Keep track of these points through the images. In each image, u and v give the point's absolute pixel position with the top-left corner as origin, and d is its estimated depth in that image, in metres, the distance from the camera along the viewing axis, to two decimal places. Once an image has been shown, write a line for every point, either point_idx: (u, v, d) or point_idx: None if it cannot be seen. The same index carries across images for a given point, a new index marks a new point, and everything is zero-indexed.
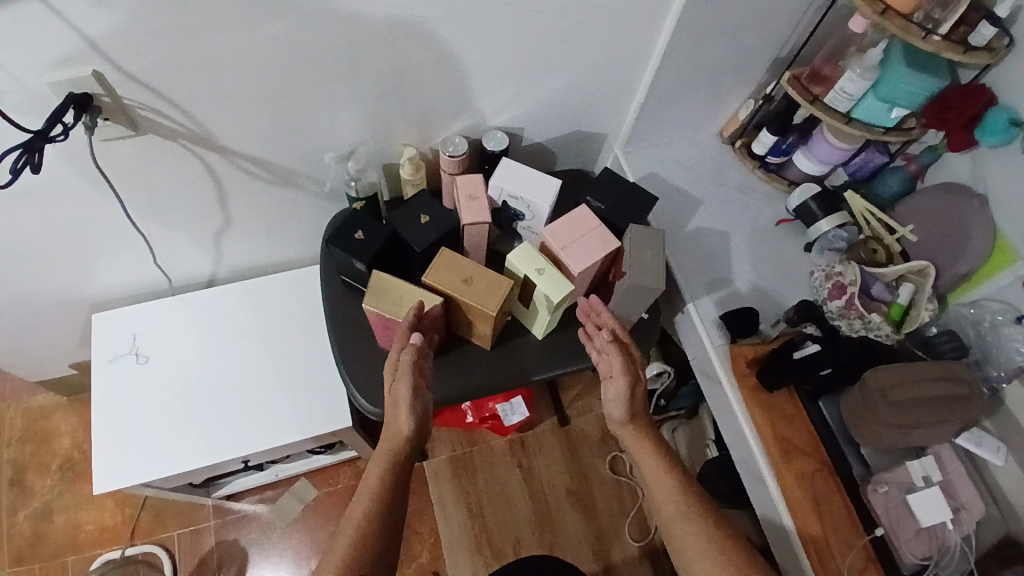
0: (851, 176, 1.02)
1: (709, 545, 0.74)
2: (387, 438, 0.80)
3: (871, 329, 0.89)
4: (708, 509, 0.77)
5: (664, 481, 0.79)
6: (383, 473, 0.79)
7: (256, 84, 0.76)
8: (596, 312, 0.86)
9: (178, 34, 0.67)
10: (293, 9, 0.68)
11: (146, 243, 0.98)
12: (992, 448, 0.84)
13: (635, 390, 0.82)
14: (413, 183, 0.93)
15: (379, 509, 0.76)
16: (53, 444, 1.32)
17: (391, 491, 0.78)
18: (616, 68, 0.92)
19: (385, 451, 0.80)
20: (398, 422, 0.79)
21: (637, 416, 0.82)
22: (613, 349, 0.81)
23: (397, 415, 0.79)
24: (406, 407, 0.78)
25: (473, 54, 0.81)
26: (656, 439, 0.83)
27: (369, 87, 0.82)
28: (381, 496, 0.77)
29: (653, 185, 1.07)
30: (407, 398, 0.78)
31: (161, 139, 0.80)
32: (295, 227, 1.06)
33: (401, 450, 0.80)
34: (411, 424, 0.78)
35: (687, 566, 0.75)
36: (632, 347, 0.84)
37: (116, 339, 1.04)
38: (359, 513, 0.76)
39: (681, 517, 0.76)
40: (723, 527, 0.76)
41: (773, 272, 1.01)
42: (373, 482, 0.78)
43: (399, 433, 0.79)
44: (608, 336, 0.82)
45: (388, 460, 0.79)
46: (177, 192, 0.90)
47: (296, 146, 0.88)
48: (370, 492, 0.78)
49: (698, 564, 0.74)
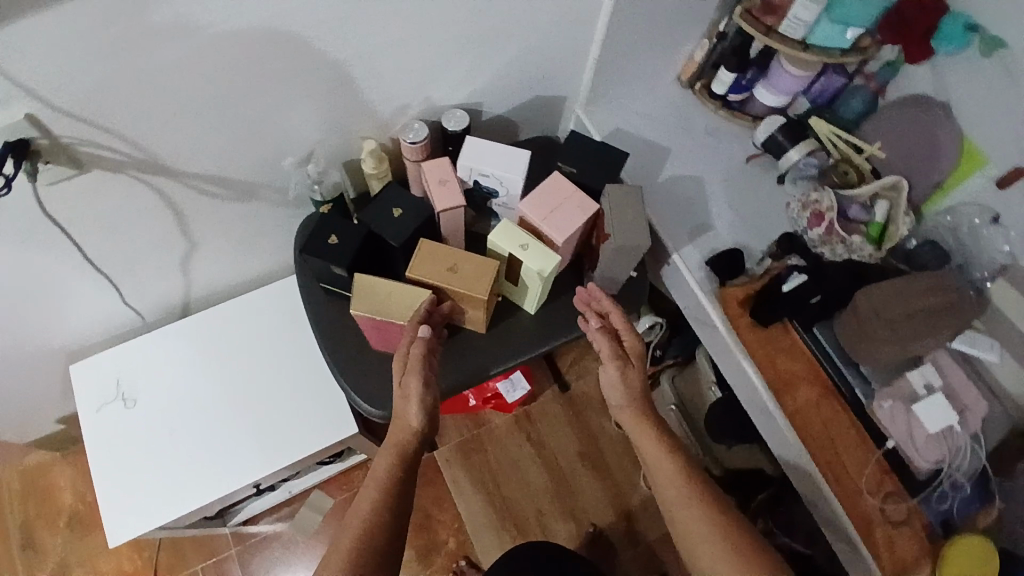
0: (813, 102, 1.03)
1: (713, 531, 0.74)
2: (397, 429, 0.79)
3: (853, 251, 0.92)
4: (712, 495, 0.77)
5: (667, 466, 0.79)
6: (390, 466, 0.78)
7: (201, 98, 0.72)
8: (595, 300, 0.85)
9: (108, 59, 0.62)
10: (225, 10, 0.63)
11: (112, 282, 0.94)
12: (987, 347, 0.86)
13: (628, 375, 0.80)
14: (378, 176, 0.90)
15: (384, 509, 0.75)
16: (56, 500, 1.28)
17: (398, 485, 0.77)
18: (568, 26, 0.89)
19: (394, 444, 0.79)
20: (408, 414, 0.78)
21: (635, 402, 0.81)
22: (600, 336, 0.81)
23: (407, 407, 0.77)
24: (417, 399, 0.77)
25: (422, 33, 0.78)
26: (657, 422, 0.82)
27: (320, 83, 0.78)
28: (390, 490, 0.76)
29: (621, 140, 1.05)
30: (418, 391, 0.77)
31: (109, 173, 0.76)
32: (265, 240, 1.02)
33: (410, 445, 0.79)
34: (421, 417, 0.77)
35: (697, 557, 0.74)
36: (633, 332, 0.81)
37: (100, 386, 1.01)
38: (366, 506, 0.75)
39: (682, 502, 0.76)
40: (727, 516, 0.75)
41: (751, 209, 1.02)
42: (381, 474, 0.77)
43: (410, 426, 0.78)
44: (596, 324, 0.81)
45: (397, 454, 0.78)
46: (137, 224, 0.85)
47: (252, 156, 0.84)
48: (377, 485, 0.77)
49: (707, 554, 0.73)
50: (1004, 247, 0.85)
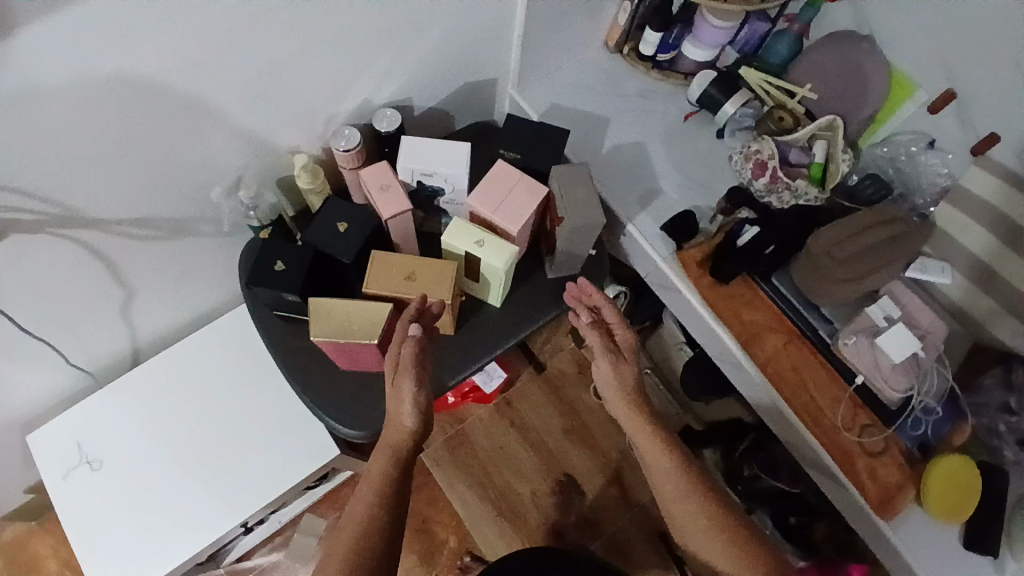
0: (741, 51, 1.05)
1: (711, 522, 0.74)
2: (392, 431, 0.75)
3: (800, 196, 0.93)
4: (708, 486, 0.76)
5: (665, 460, 0.77)
6: (385, 468, 0.73)
7: (111, 139, 0.67)
8: (586, 294, 0.86)
9: (1, 116, 0.57)
10: (122, 44, 0.59)
11: (51, 345, 0.88)
12: (938, 270, 0.89)
13: (621, 369, 0.81)
14: (315, 190, 0.87)
15: (381, 510, 0.70)
16: (39, 572, 1.22)
17: (394, 486, 0.72)
18: (485, 6, 0.86)
19: (388, 445, 0.74)
20: (402, 415, 0.74)
21: (628, 393, 0.80)
22: (591, 332, 0.82)
23: (400, 408, 0.74)
24: (411, 398, 0.73)
25: (336, 36, 0.74)
26: (651, 414, 0.81)
27: (237, 104, 0.73)
28: (386, 491, 0.72)
29: (558, 117, 1.03)
30: (413, 390, 0.74)
31: (29, 235, 0.70)
32: (209, 273, 0.97)
33: (406, 447, 0.75)
34: (416, 417, 0.74)
35: (696, 545, 0.75)
36: (625, 326, 0.82)
37: (61, 453, 0.95)
38: (363, 506, 0.71)
39: (681, 495, 0.75)
40: (725, 507, 0.75)
41: (696, 166, 1.02)
42: (376, 475, 0.73)
43: (403, 429, 0.74)
44: (585, 320, 0.83)
45: (392, 455, 0.74)
46: (69, 281, 0.80)
47: (178, 191, 0.79)
48: (372, 487, 0.72)
49: (709, 547, 0.74)
50: (943, 170, 0.88)
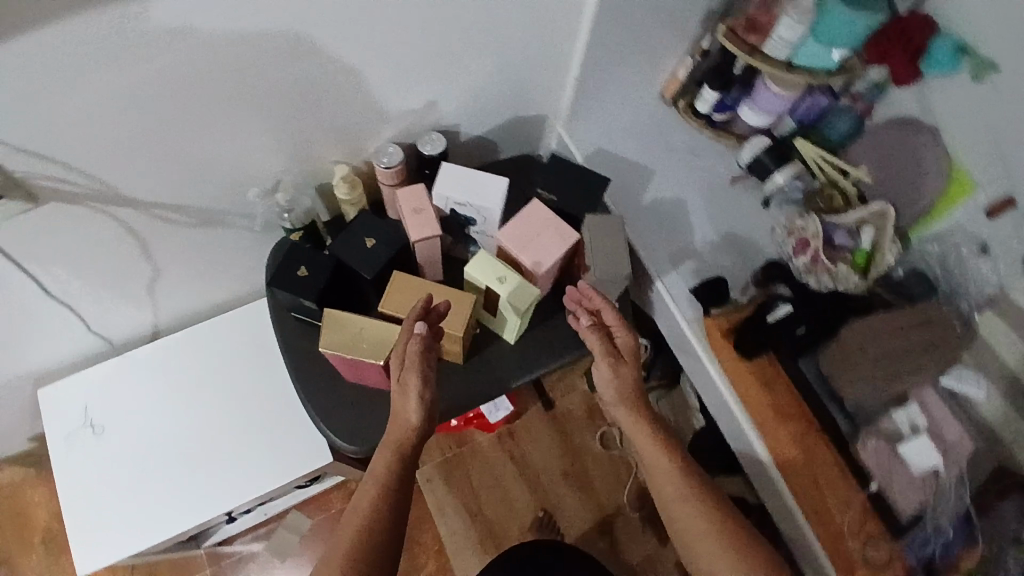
0: (799, 122, 0.99)
1: (711, 527, 0.72)
2: (396, 427, 0.73)
3: (839, 281, 0.89)
4: (710, 493, 0.74)
5: (664, 463, 0.76)
6: (389, 463, 0.72)
7: (158, 126, 0.68)
8: (587, 299, 0.80)
9: (55, 91, 0.59)
10: (181, 43, 0.61)
11: (73, 309, 0.90)
12: (973, 383, 0.84)
13: (622, 370, 0.77)
14: (352, 202, 0.88)
15: (382, 509, 0.71)
16: (28, 520, 1.24)
17: (397, 483, 0.72)
18: (544, 45, 0.86)
19: (392, 441, 0.73)
20: (407, 411, 0.72)
21: (629, 397, 0.77)
22: (592, 335, 0.78)
23: (406, 403, 0.72)
24: (416, 395, 0.72)
25: (391, 56, 0.75)
26: (655, 419, 0.78)
27: (284, 110, 0.75)
28: (388, 488, 0.72)
29: (602, 161, 1.02)
30: (417, 387, 0.71)
31: (67, 204, 0.72)
32: (236, 263, 0.99)
33: (409, 441, 0.73)
34: (420, 415, 0.72)
35: (696, 552, 0.73)
36: (626, 330, 0.78)
37: (67, 413, 0.97)
38: (367, 500, 0.71)
39: (680, 498, 0.74)
40: (724, 509, 0.74)
41: (736, 233, 0.99)
42: (380, 471, 0.72)
43: (408, 424, 0.73)
44: (585, 322, 0.78)
45: (395, 451, 0.73)
46: (100, 250, 0.82)
47: (218, 184, 0.81)
48: (375, 482, 0.72)
49: (706, 550, 0.72)
50: (990, 278, 0.86)
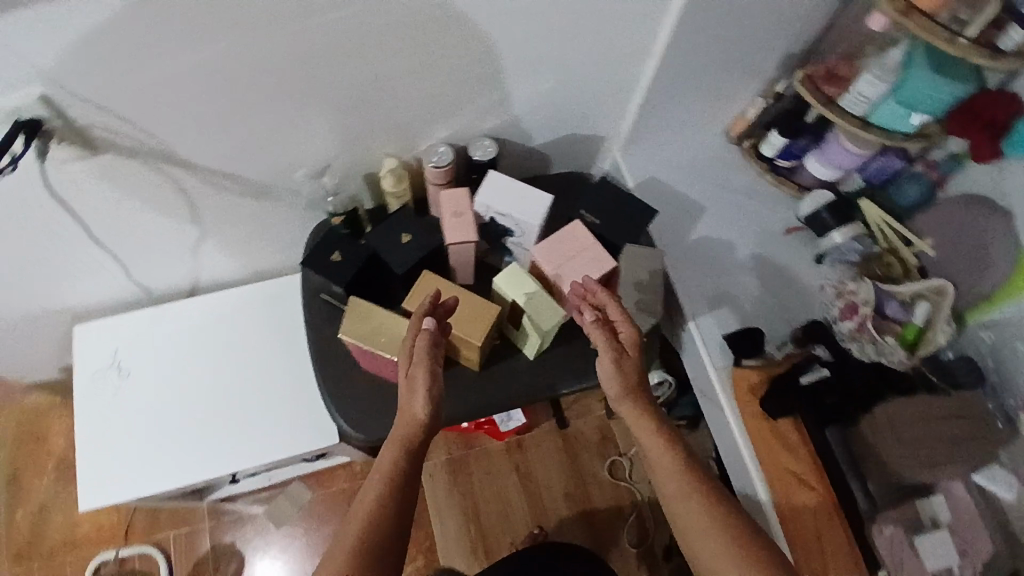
0: (867, 181, 0.96)
1: (714, 524, 0.67)
2: (403, 423, 0.72)
3: (884, 354, 0.86)
4: (715, 490, 0.69)
5: (667, 460, 0.71)
6: (395, 459, 0.70)
7: (218, 101, 0.72)
8: (591, 293, 0.76)
9: (126, 50, 0.62)
10: (248, 23, 0.63)
11: (118, 256, 0.94)
12: (1006, 485, 0.80)
13: (625, 364, 0.72)
14: (395, 195, 0.88)
15: (388, 505, 0.68)
16: (48, 444, 1.30)
17: (404, 479, 0.70)
18: (610, 69, 0.85)
19: (398, 437, 0.71)
20: (413, 405, 0.71)
21: (634, 392, 0.73)
22: (596, 330, 0.73)
23: (412, 399, 0.71)
24: (424, 390, 0.71)
25: (454, 61, 0.76)
26: (659, 415, 0.74)
27: (342, 99, 0.77)
28: (395, 484, 0.69)
29: (653, 191, 1.01)
30: (424, 381, 0.71)
31: (123, 158, 0.77)
32: (278, 237, 1.01)
33: (416, 437, 0.71)
34: (428, 411, 0.70)
35: (699, 555, 0.68)
36: (631, 324, 0.73)
37: (97, 352, 1.01)
38: (372, 497, 0.69)
39: (682, 496, 0.69)
40: (725, 503, 0.69)
41: (783, 286, 0.95)
42: (386, 467, 0.70)
43: (415, 418, 0.71)
44: (588, 318, 0.74)
45: (401, 446, 0.71)
46: (149, 204, 0.85)
47: (270, 161, 0.83)
48: (381, 479, 0.70)
49: (707, 549, 0.67)
50: None
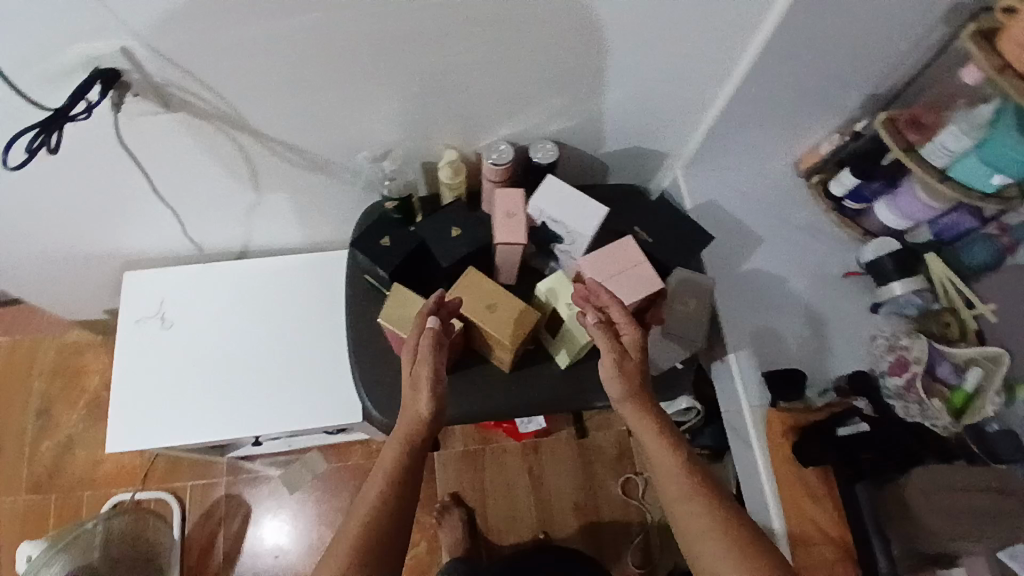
0: (936, 236, 0.93)
1: (717, 527, 0.64)
2: (406, 420, 0.72)
3: (928, 416, 0.83)
4: (716, 491, 0.67)
5: (668, 463, 0.69)
6: (399, 454, 0.70)
7: (292, 71, 0.73)
8: (595, 295, 0.77)
9: (214, 12, 0.64)
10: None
11: (174, 212, 0.97)
12: None
13: (626, 365, 0.73)
14: (451, 187, 0.88)
15: (390, 499, 0.68)
16: (83, 380, 1.35)
17: (406, 473, 0.70)
18: (684, 86, 0.84)
19: (402, 433, 0.72)
20: (417, 403, 0.72)
21: (637, 392, 0.72)
22: (598, 333, 0.74)
23: (415, 397, 0.72)
24: (427, 388, 0.71)
25: (528, 58, 0.76)
26: (662, 418, 0.72)
27: (412, 84, 0.78)
28: (397, 479, 0.69)
29: (710, 215, 0.98)
30: (428, 379, 0.71)
31: (193, 118, 0.79)
32: (329, 213, 1.02)
33: (418, 435, 0.72)
34: (432, 407, 0.71)
35: (703, 561, 0.65)
36: (634, 327, 0.74)
37: (143, 300, 1.04)
38: (373, 492, 0.68)
39: (684, 498, 0.67)
40: (724, 503, 0.66)
41: (832, 331, 0.92)
42: (389, 462, 0.70)
43: (418, 416, 0.72)
44: (590, 321, 0.74)
45: (406, 441, 0.71)
46: (210, 165, 0.87)
47: (333, 138, 0.85)
48: (382, 474, 0.70)
49: (710, 552, 0.64)
50: None
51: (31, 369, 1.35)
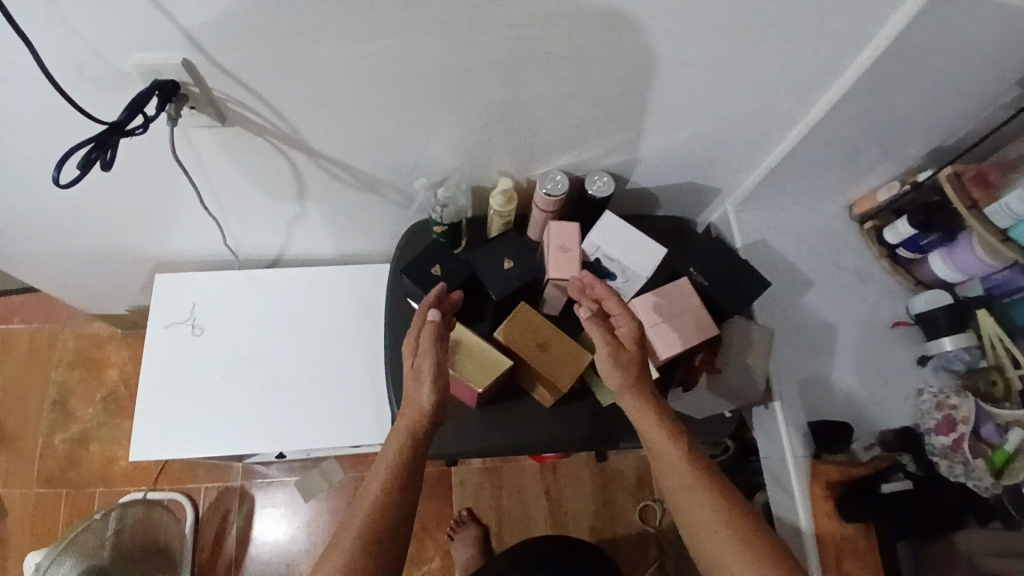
0: (988, 291, 0.90)
1: (718, 518, 0.67)
2: (408, 414, 0.72)
3: (971, 477, 0.82)
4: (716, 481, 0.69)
5: (670, 454, 0.70)
6: (400, 447, 0.71)
7: (356, 94, 0.72)
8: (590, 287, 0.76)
9: (287, 33, 0.62)
10: (409, 26, 0.63)
11: (216, 219, 0.95)
12: None
13: (621, 357, 0.73)
14: (501, 215, 0.86)
15: (393, 493, 0.69)
16: (102, 374, 1.33)
17: (408, 466, 0.71)
18: (748, 127, 0.83)
19: (403, 427, 0.72)
20: (419, 396, 0.72)
21: (637, 383, 0.73)
22: (590, 326, 0.74)
23: (418, 389, 0.72)
24: (428, 380, 0.71)
25: (598, 91, 0.74)
26: (662, 408, 0.73)
27: (476, 110, 0.76)
28: (399, 471, 0.70)
29: (759, 255, 0.97)
30: (429, 372, 0.71)
31: (247, 132, 0.76)
32: (372, 227, 1.01)
33: (419, 426, 0.72)
34: (433, 399, 0.72)
35: (705, 551, 0.67)
36: (632, 320, 0.73)
37: (175, 305, 1.01)
38: (377, 483, 0.70)
39: (686, 489, 0.69)
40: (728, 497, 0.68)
41: (877, 380, 0.91)
42: (390, 457, 0.71)
43: (420, 408, 0.72)
44: (583, 315, 0.74)
45: (407, 435, 0.72)
46: (257, 177, 0.85)
47: (389, 157, 0.83)
48: (385, 467, 0.71)
49: (712, 543, 0.66)
50: None
51: (51, 359, 1.33)
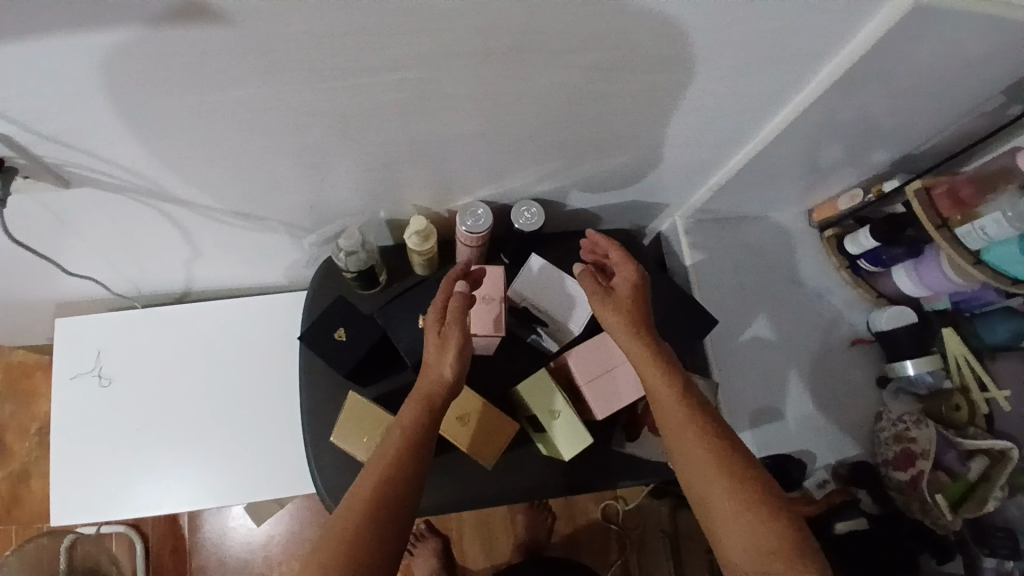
0: (955, 304, 0.83)
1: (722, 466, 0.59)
2: (425, 384, 0.63)
3: (928, 515, 0.80)
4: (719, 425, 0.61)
5: (665, 392, 0.63)
6: (418, 415, 0.63)
7: (226, 150, 0.60)
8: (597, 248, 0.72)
9: (114, 100, 0.50)
10: (269, 84, 0.51)
11: (109, 267, 0.85)
12: None
13: (616, 306, 0.66)
14: (420, 254, 0.76)
15: (409, 464, 0.61)
16: (34, 407, 1.25)
17: (424, 437, 0.62)
18: (692, 148, 0.72)
19: (421, 394, 0.64)
20: (442, 365, 0.63)
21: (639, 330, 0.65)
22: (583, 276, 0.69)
23: (442, 357, 0.63)
24: (456, 346, 0.63)
25: (515, 128, 0.63)
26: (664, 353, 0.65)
27: (374, 153, 0.65)
28: (416, 440, 0.62)
29: (712, 274, 0.88)
30: (459, 337, 0.63)
31: (104, 191, 0.65)
32: (285, 259, 0.91)
33: (439, 399, 0.64)
34: (457, 370, 0.63)
35: (710, 505, 0.58)
36: (630, 265, 0.68)
37: (77, 355, 0.92)
38: (393, 450, 0.61)
39: (681, 429, 0.61)
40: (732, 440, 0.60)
41: (833, 406, 0.86)
42: (408, 422, 0.62)
43: (442, 378, 0.63)
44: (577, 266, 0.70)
45: (426, 405, 0.63)
46: (138, 228, 0.74)
47: (283, 201, 0.72)
48: (402, 434, 0.62)
49: (712, 495, 0.58)
50: None
51: None
